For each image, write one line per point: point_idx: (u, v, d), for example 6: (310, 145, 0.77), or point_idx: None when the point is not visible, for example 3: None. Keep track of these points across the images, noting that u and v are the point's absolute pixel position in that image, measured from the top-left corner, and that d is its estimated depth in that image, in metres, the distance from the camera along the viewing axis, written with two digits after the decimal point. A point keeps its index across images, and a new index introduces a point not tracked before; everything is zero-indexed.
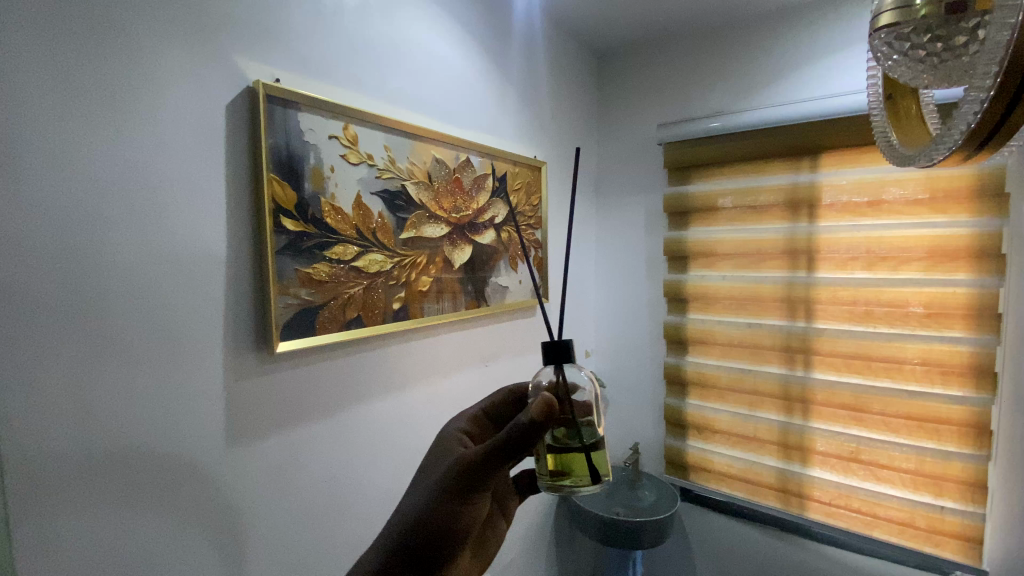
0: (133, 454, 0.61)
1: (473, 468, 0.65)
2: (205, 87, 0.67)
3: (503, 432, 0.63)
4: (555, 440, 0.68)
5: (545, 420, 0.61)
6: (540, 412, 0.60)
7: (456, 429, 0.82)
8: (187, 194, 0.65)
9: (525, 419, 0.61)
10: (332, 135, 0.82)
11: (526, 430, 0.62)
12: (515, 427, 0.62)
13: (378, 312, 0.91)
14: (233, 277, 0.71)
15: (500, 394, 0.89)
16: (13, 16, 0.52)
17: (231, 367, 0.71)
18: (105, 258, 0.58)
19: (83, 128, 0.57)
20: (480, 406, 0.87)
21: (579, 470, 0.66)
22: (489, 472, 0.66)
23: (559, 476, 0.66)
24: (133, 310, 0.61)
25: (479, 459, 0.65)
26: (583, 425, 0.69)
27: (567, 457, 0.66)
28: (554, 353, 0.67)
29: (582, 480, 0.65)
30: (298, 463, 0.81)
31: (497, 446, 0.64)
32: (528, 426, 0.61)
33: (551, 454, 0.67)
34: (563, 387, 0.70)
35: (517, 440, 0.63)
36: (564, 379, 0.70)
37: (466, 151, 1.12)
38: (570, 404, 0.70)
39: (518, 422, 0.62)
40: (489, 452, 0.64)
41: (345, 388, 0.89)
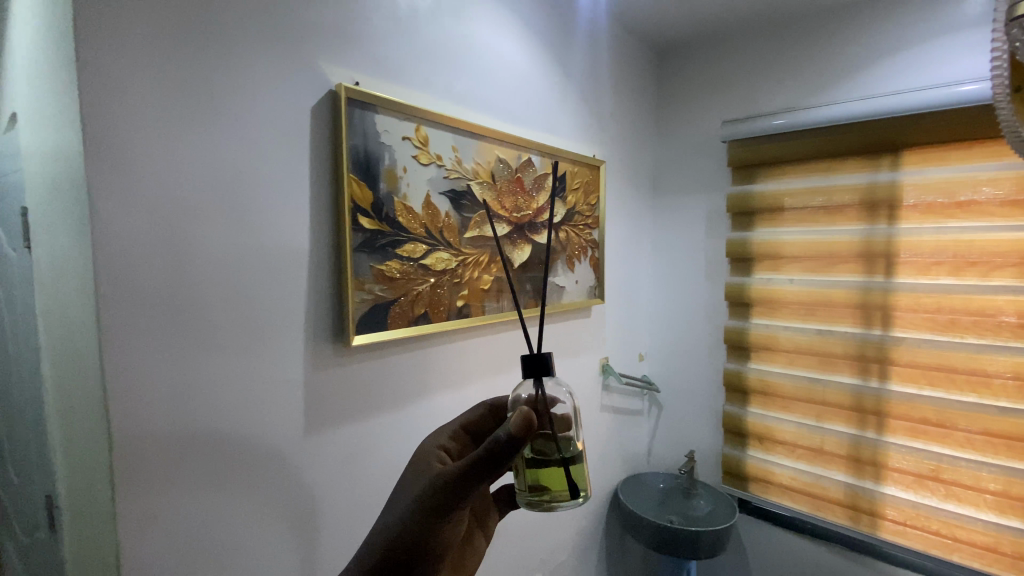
0: (219, 440, 0.65)
1: (450, 486, 0.60)
2: (293, 91, 0.70)
3: (480, 448, 0.58)
4: (534, 456, 0.66)
5: (525, 435, 0.56)
6: (520, 427, 0.56)
7: (435, 445, 0.74)
8: (274, 194, 0.68)
9: (504, 434, 0.56)
10: (404, 136, 0.84)
11: (504, 447, 0.57)
12: (493, 443, 0.57)
13: (443, 309, 0.93)
14: (314, 273, 0.74)
15: (477, 409, 0.83)
16: (130, 27, 0.55)
17: (311, 359, 0.74)
18: (200, 254, 0.62)
19: (186, 131, 0.60)
20: (459, 422, 0.80)
21: (557, 485, 0.66)
22: (468, 491, 0.60)
23: (539, 492, 0.66)
24: (224, 303, 0.64)
25: (456, 477, 0.59)
26: (561, 439, 0.68)
27: (545, 472, 0.66)
28: (532, 367, 0.65)
29: (560, 495, 0.65)
30: (367, 453, 0.83)
31: (475, 463, 0.58)
32: (506, 441, 0.56)
33: (529, 469, 0.67)
34: (541, 402, 0.67)
35: (495, 457, 0.57)
36: (543, 394, 0.67)
37: (528, 150, 1.12)
38: (549, 418, 0.68)
39: (497, 437, 0.56)
40: (466, 469, 0.59)
41: (409, 383, 0.90)
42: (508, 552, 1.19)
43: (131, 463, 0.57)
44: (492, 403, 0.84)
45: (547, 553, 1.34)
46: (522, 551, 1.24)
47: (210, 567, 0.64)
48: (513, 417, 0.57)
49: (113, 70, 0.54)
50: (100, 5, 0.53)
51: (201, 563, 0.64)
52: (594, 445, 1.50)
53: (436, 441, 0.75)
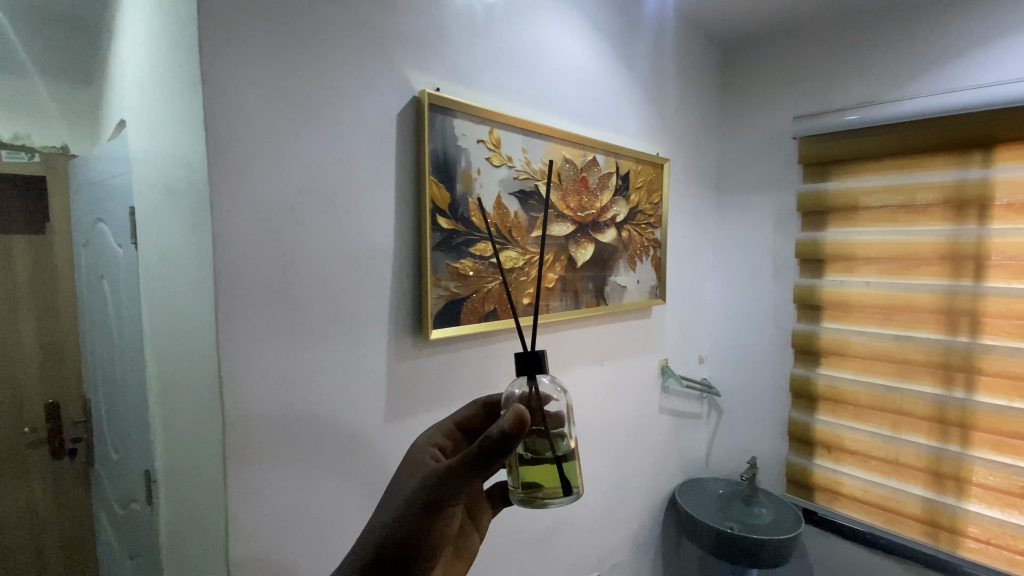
0: (313, 425, 0.70)
1: (443, 485, 0.55)
2: (383, 99, 0.74)
3: (474, 444, 0.53)
4: (526, 452, 0.64)
5: (519, 432, 0.52)
6: (514, 424, 0.52)
7: (428, 444, 0.68)
8: (364, 196, 0.73)
9: (497, 430, 0.52)
10: (479, 139, 0.87)
11: (498, 445, 0.53)
12: (485, 440, 0.53)
13: (511, 306, 0.95)
14: (398, 270, 0.78)
15: (471, 407, 0.75)
16: (248, 45, 0.61)
17: (394, 351, 0.78)
18: (300, 252, 0.66)
19: (292, 139, 0.65)
20: (453, 420, 0.74)
21: (550, 481, 0.62)
22: (461, 488, 0.55)
23: (531, 489, 0.62)
24: (320, 297, 0.69)
25: (448, 474, 0.55)
26: (554, 436, 0.65)
27: (538, 469, 0.63)
28: (524, 362, 0.62)
29: (553, 492, 0.61)
30: None
31: (468, 460, 0.54)
32: (499, 439, 0.52)
33: (521, 466, 0.63)
34: (535, 399, 0.63)
35: (488, 454, 0.53)
36: (537, 390, 0.63)
37: (593, 150, 1.11)
38: (542, 416, 0.64)
39: (489, 433, 0.52)
40: (458, 467, 0.55)
41: (477, 377, 0.93)
42: (567, 549, 1.21)
43: (240, 443, 0.63)
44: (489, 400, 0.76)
45: (605, 552, 1.34)
46: (581, 549, 1.25)
47: (303, 542, 0.69)
48: (507, 414, 0.53)
49: (233, 85, 0.59)
50: (225, 26, 0.58)
51: (297, 538, 0.69)
52: (653, 447, 1.49)
53: (427, 439, 0.69)
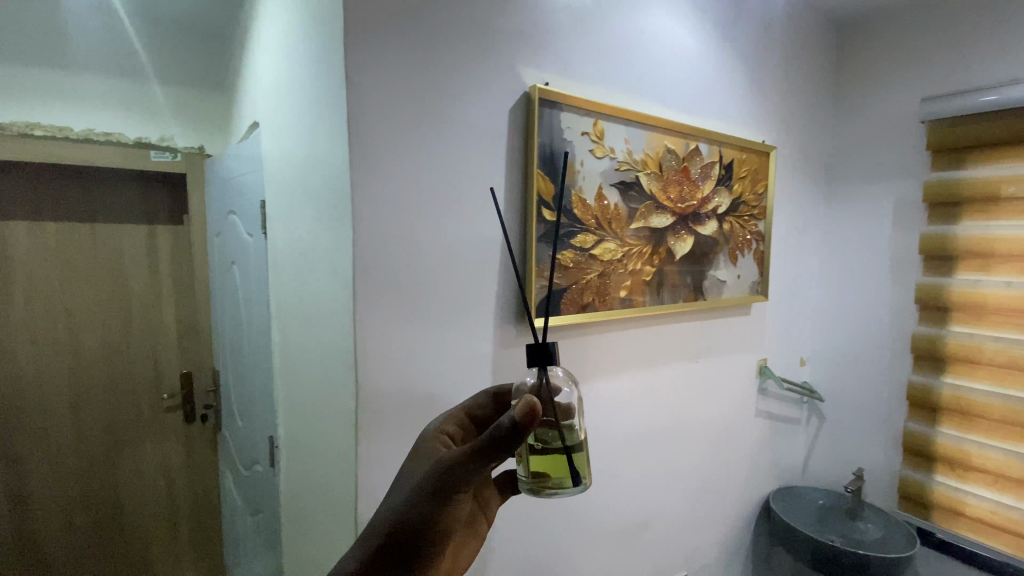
0: (427, 402, 0.75)
1: (458, 470, 0.55)
2: (497, 96, 0.77)
3: (488, 432, 0.54)
4: (536, 442, 0.62)
5: (531, 422, 0.53)
6: (525, 415, 0.53)
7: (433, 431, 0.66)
8: (477, 189, 0.76)
9: (509, 420, 0.53)
10: (584, 131, 0.86)
11: (511, 434, 0.53)
12: (499, 429, 0.54)
13: (609, 299, 0.94)
14: (504, 260, 0.81)
15: (480, 397, 0.72)
16: (384, 52, 0.66)
17: (498, 336, 0.82)
18: (420, 242, 0.71)
19: (418, 136, 0.70)
20: (462, 408, 0.71)
21: (559, 470, 0.60)
22: (473, 474, 0.56)
23: (539, 479, 0.61)
24: (435, 284, 0.74)
25: (462, 461, 0.55)
26: (565, 427, 0.63)
27: (545, 460, 0.61)
28: (535, 355, 0.60)
29: (561, 482, 0.60)
30: None
31: (483, 447, 0.54)
32: (512, 428, 0.53)
33: (531, 455, 0.62)
34: (546, 389, 0.62)
35: (501, 443, 0.54)
36: (547, 381, 0.62)
37: (696, 139, 1.08)
38: (553, 407, 0.62)
39: (502, 422, 0.53)
40: (473, 453, 0.55)
41: (575, 367, 0.93)
42: (654, 546, 1.20)
43: (368, 416, 0.69)
44: (500, 389, 0.73)
45: (693, 552, 1.31)
46: (668, 547, 1.23)
47: None
48: (518, 404, 0.54)
49: (370, 89, 0.65)
50: (366, 37, 0.64)
51: None
52: (747, 451, 1.43)
53: (433, 427, 0.66)
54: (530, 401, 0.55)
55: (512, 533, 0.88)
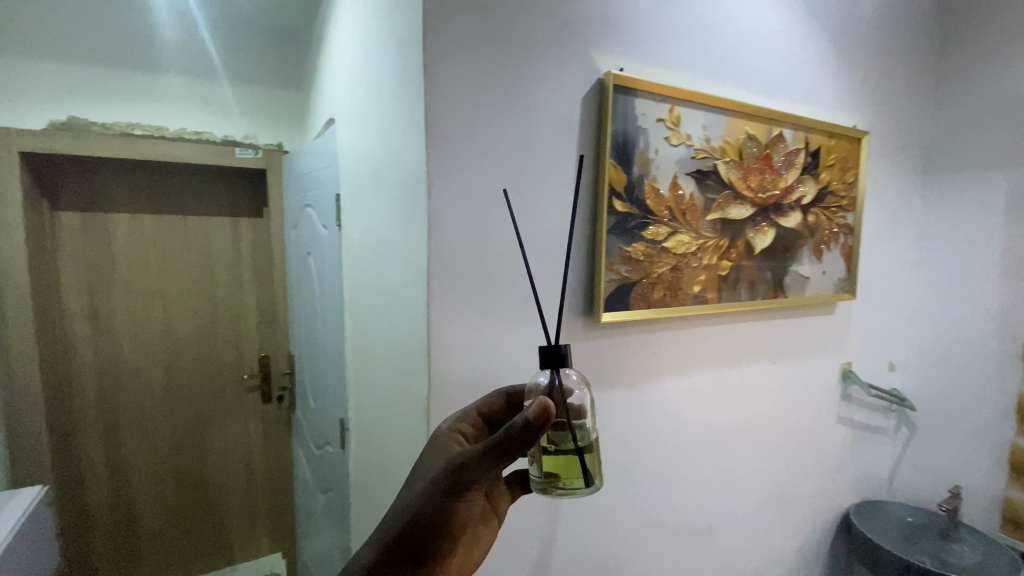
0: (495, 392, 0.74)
1: (468, 469, 0.55)
2: (570, 83, 0.76)
3: (500, 433, 0.54)
4: (548, 443, 0.60)
5: (544, 423, 0.52)
6: (538, 417, 0.51)
7: (449, 429, 0.65)
8: (548, 178, 0.75)
9: (521, 421, 0.52)
10: (659, 118, 0.82)
11: (523, 434, 0.52)
12: (510, 430, 0.52)
13: (682, 294, 0.89)
14: (573, 251, 0.79)
15: (492, 396, 0.69)
16: (460, 42, 0.66)
17: (566, 329, 0.79)
18: (490, 232, 0.71)
19: (490, 125, 0.69)
20: (475, 407, 0.68)
21: (571, 471, 0.59)
22: (485, 474, 0.55)
23: (550, 479, 0.59)
24: (504, 274, 0.73)
25: (473, 460, 0.55)
26: (577, 428, 0.61)
27: (555, 462, 0.59)
28: (548, 358, 0.59)
29: (573, 483, 0.58)
30: (606, 422, 0.87)
31: (494, 448, 0.54)
32: (524, 429, 0.52)
33: (542, 455, 0.60)
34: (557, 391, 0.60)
35: (511, 445, 0.53)
36: (558, 382, 0.61)
37: (779, 124, 1.01)
38: (565, 409, 0.61)
39: (513, 424, 0.52)
40: (484, 454, 0.54)
41: (644, 363, 0.90)
42: (722, 552, 1.14)
43: (439, 403, 0.71)
44: (513, 389, 0.70)
45: (764, 563, 1.24)
46: (737, 556, 1.18)
47: None
48: (531, 405, 0.53)
49: (446, 79, 0.65)
50: (443, 28, 0.65)
51: None
52: (825, 459, 1.33)
53: (446, 425, 0.66)
54: (544, 399, 0.53)
55: (575, 530, 0.86)
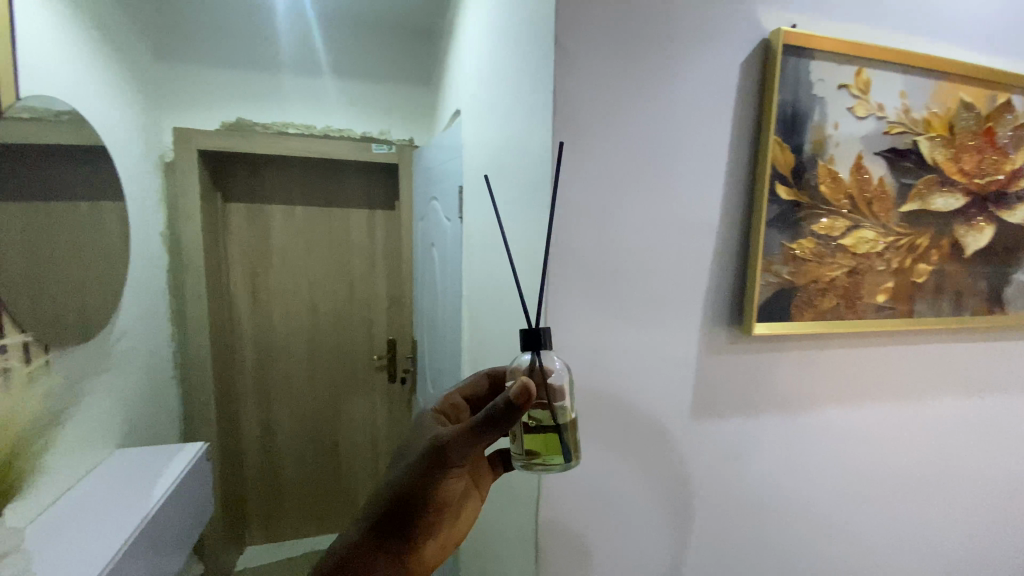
0: (625, 410, 0.63)
1: (450, 449, 0.53)
2: (727, 49, 0.63)
3: (480, 412, 0.50)
4: (530, 420, 0.53)
5: (526, 404, 0.47)
6: (520, 396, 0.47)
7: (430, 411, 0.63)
8: (695, 162, 0.63)
9: (503, 400, 0.48)
10: (842, 84, 0.66)
11: (502, 415, 0.49)
12: (489, 411, 0.49)
13: (860, 304, 0.72)
14: (723, 248, 0.65)
15: (477, 378, 0.69)
16: (597, 8, 0.57)
17: (708, 340, 0.66)
18: (623, 224, 0.61)
19: (628, 101, 0.59)
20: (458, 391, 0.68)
21: (550, 447, 0.51)
22: (466, 451, 0.53)
23: (532, 456, 0.52)
24: (638, 274, 0.62)
25: (455, 438, 0.53)
26: (562, 407, 0.52)
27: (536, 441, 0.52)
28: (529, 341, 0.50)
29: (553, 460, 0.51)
30: (750, 453, 0.72)
31: (474, 428, 0.51)
32: (505, 409, 0.48)
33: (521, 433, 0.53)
34: (539, 374, 0.51)
35: (493, 424, 0.49)
36: (542, 363, 0.52)
37: (1009, 88, 0.77)
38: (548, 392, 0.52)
39: (494, 403, 0.48)
40: (464, 434, 0.52)
41: (803, 386, 0.74)
42: None
43: None
44: (496, 371, 0.70)
45: None
46: None
47: (599, 532, 0.65)
48: (513, 384, 0.48)
49: (579, 51, 0.57)
50: None
51: (596, 527, 0.64)
52: None
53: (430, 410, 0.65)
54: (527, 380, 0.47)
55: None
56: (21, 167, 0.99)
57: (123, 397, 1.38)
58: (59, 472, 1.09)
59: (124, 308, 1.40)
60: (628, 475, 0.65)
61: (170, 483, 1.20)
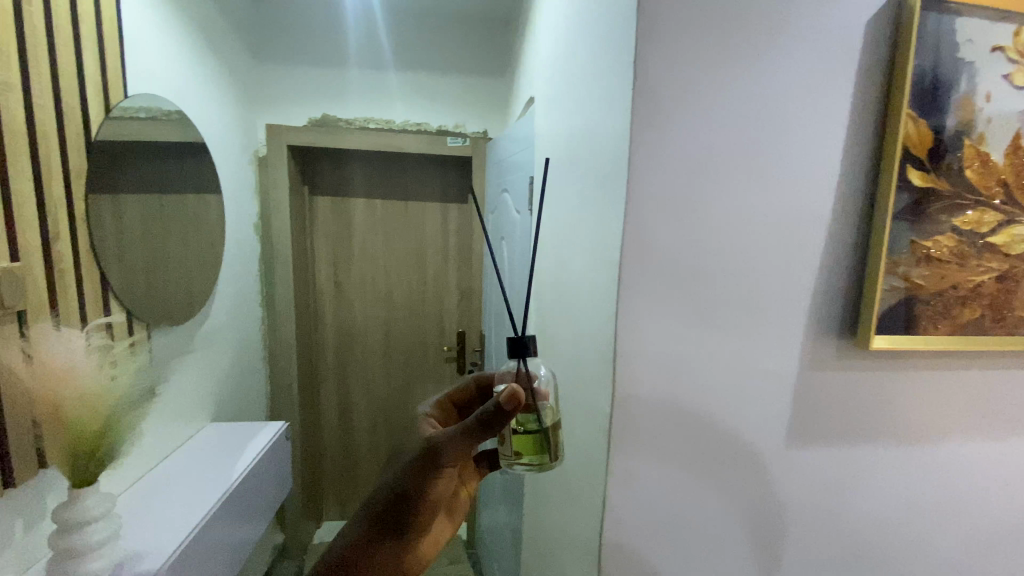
0: (708, 429, 0.56)
1: (444, 450, 0.59)
2: (847, 9, 0.53)
3: (471, 416, 0.55)
4: (516, 424, 0.56)
5: (514, 410, 0.52)
6: (511, 401, 0.51)
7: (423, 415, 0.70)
8: (804, 145, 0.53)
9: (492, 406, 0.53)
10: (997, 46, 0.54)
11: (492, 420, 0.54)
12: (479, 416, 0.54)
13: (1010, 317, 0.59)
14: (836, 245, 0.55)
15: (463, 382, 0.75)
16: None
17: (813, 353, 0.57)
18: (712, 216, 0.52)
19: (724, 74, 0.51)
20: (446, 394, 0.74)
21: (538, 450, 0.56)
22: (458, 450, 0.59)
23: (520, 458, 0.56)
24: (730, 274, 0.54)
25: (448, 440, 0.58)
26: (546, 409, 0.57)
27: (526, 443, 0.56)
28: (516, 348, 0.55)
29: (539, 462, 0.55)
30: (858, 486, 0.62)
31: (468, 431, 0.56)
32: (494, 413, 0.53)
33: (511, 437, 0.56)
34: (524, 379, 0.57)
35: (484, 427, 0.55)
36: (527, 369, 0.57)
37: None
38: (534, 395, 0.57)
39: (483, 409, 0.54)
40: (458, 437, 0.57)
41: (929, 413, 0.62)
42: None
43: (633, 432, 0.54)
44: (481, 376, 0.74)
45: None
46: None
47: (672, 563, 0.57)
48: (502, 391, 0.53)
49: (666, 16, 0.49)
50: None
51: (669, 557, 0.57)
52: None
53: (421, 413, 0.71)
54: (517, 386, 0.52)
55: None
56: (131, 162, 1.07)
57: (215, 375, 1.48)
58: (158, 441, 1.19)
59: (219, 293, 1.50)
60: (709, 502, 0.57)
61: (254, 456, 1.27)
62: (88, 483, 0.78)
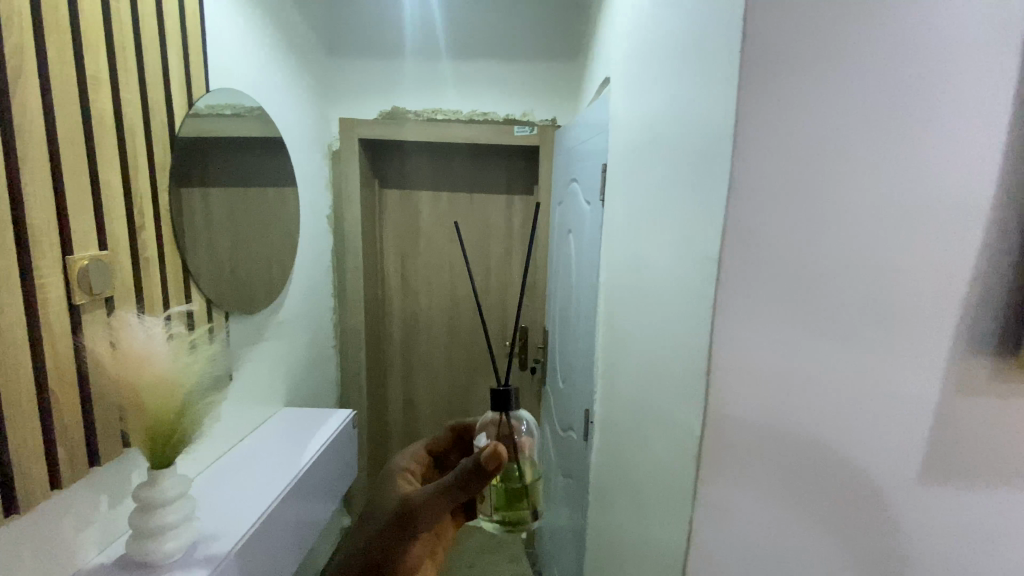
0: (818, 458, 0.47)
1: (424, 508, 0.62)
2: None
3: (451, 474, 0.60)
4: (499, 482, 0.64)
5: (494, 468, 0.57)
6: (491, 459, 0.57)
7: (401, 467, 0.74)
8: (957, 119, 0.43)
9: (473, 464, 0.58)
10: None
11: (473, 478, 0.59)
12: (460, 473, 0.59)
13: None
14: (995, 243, 0.45)
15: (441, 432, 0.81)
16: None
17: (957, 374, 0.47)
18: (834, 207, 0.44)
19: (856, 33, 0.42)
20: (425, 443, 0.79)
21: (521, 509, 0.65)
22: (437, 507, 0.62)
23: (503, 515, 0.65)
24: (854, 277, 0.45)
25: (428, 498, 0.62)
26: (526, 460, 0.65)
27: (504, 497, 0.65)
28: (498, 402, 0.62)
29: (522, 519, 0.65)
30: (1012, 536, 0.50)
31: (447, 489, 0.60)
32: (476, 470, 0.58)
33: (497, 497, 0.65)
34: (504, 429, 0.65)
35: (464, 484, 0.59)
36: (508, 420, 0.65)
37: None
38: (514, 444, 0.65)
39: (464, 466, 0.59)
40: (437, 495, 0.61)
41: None
42: None
43: (726, 458, 0.47)
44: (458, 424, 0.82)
45: None
46: None
47: None
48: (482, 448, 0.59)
49: None
50: None
51: None
52: None
53: (398, 466, 0.74)
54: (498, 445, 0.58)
55: None
56: (212, 155, 1.11)
57: (289, 362, 1.54)
58: (234, 423, 1.24)
59: (294, 284, 1.55)
60: (816, 542, 0.49)
61: (323, 441, 1.30)
62: (166, 465, 0.80)
